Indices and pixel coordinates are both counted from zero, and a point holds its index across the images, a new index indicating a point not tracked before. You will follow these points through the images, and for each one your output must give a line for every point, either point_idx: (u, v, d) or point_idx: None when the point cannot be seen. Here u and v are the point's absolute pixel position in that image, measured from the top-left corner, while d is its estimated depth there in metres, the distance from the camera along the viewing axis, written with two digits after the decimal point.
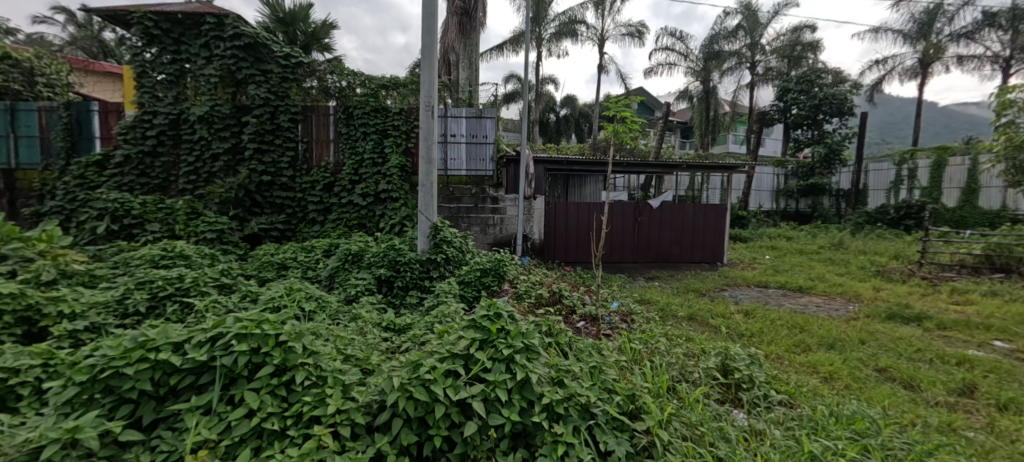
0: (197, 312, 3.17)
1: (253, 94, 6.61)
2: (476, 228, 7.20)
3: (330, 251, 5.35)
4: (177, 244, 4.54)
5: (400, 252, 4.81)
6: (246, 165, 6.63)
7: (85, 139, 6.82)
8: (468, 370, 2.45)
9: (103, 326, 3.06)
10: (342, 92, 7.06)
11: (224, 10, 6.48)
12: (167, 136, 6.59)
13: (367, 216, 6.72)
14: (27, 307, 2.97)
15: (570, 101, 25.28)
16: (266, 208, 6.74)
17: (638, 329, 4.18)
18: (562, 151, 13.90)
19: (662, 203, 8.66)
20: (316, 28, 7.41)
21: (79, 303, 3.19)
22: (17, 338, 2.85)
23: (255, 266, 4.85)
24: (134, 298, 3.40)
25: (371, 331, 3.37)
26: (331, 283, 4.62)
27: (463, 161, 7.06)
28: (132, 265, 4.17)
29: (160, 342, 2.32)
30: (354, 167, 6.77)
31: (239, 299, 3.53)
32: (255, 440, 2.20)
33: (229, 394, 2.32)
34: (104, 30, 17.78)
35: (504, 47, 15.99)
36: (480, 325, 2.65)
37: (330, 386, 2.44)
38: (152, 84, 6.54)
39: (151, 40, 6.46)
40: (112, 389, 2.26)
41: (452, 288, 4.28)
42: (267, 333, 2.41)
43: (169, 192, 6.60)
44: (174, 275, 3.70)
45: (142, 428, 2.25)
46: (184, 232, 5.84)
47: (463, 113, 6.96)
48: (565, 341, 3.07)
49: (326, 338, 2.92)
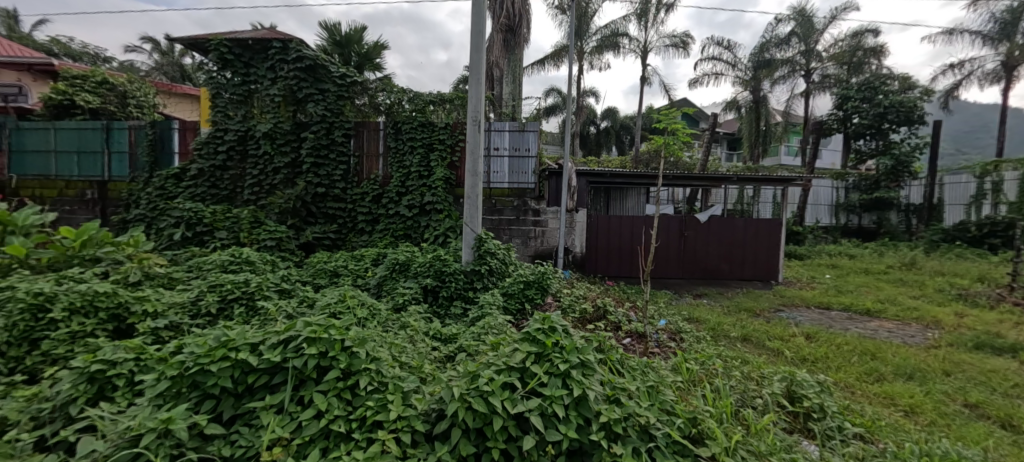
0: (264, 315, 3.38)
1: (311, 112, 7.07)
2: (518, 240, 7.26)
3: (379, 260, 5.57)
4: (244, 251, 4.88)
5: (446, 263, 4.93)
6: (303, 177, 7.05)
7: (165, 154, 7.52)
8: (524, 384, 2.44)
9: (182, 325, 3.33)
10: (390, 108, 7.44)
11: (288, 35, 6.99)
12: (236, 151, 7.15)
13: (412, 227, 6.92)
14: (118, 304, 3.28)
15: (610, 114, 24.98)
16: (320, 218, 7.10)
17: (690, 349, 4.02)
18: (603, 163, 13.73)
19: (710, 217, 8.34)
20: (369, 49, 7.85)
21: (161, 302, 3.51)
22: (109, 332, 3.13)
23: (310, 273, 5.12)
24: (206, 301, 3.69)
25: (421, 340, 3.44)
26: (379, 291, 4.78)
27: (506, 173, 7.15)
28: (205, 270, 4.53)
29: (239, 343, 2.46)
30: (402, 180, 7.02)
31: (298, 305, 3.71)
32: (324, 441, 2.26)
33: (299, 395, 2.41)
34: (186, 56, 19.77)
35: (546, 62, 16.10)
36: (535, 338, 2.63)
37: (391, 392, 2.49)
38: (224, 104, 7.15)
39: (225, 64, 7.08)
40: (197, 384, 2.41)
41: (495, 299, 4.31)
42: (334, 338, 2.48)
43: (235, 202, 7.14)
44: (241, 280, 3.97)
45: (222, 422, 2.36)
46: (248, 240, 6.29)
47: (506, 127, 7.06)
48: (617, 358, 2.95)
49: (383, 344, 2.97)
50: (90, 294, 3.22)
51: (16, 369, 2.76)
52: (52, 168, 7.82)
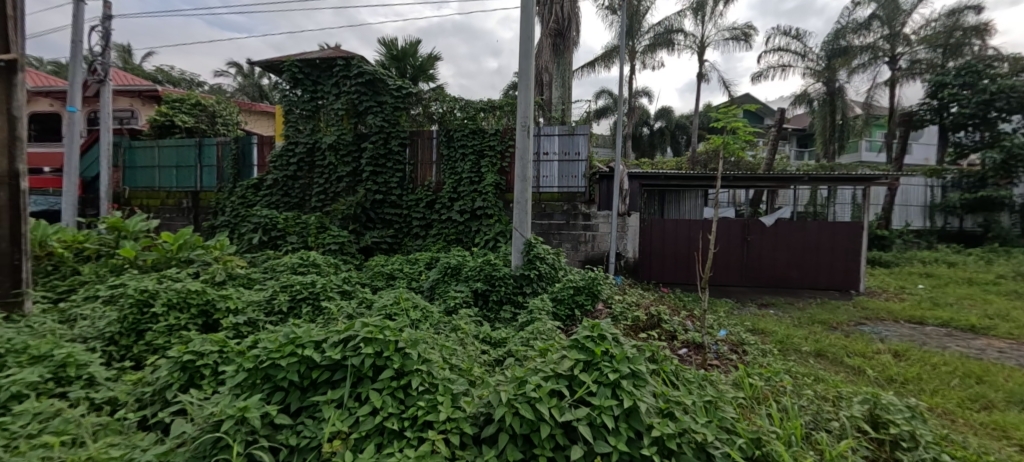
0: (329, 314, 3.62)
1: (370, 123, 7.49)
2: (568, 244, 7.14)
3: (431, 263, 5.76)
4: (311, 255, 5.25)
5: (496, 267, 4.99)
6: (364, 185, 7.49)
7: (246, 166, 8.32)
8: (573, 392, 2.34)
9: (257, 322, 3.66)
10: (443, 117, 7.54)
11: (351, 53, 7.48)
12: (305, 163, 7.75)
13: (464, 232, 7.07)
14: (205, 301, 3.65)
15: (665, 113, 23.79)
16: (378, 224, 7.47)
17: (753, 363, 3.74)
18: (658, 165, 13.15)
19: (777, 220, 7.72)
20: (423, 61, 8.26)
21: (241, 301, 3.87)
22: (199, 326, 3.49)
23: (369, 275, 5.39)
24: (279, 299, 4.02)
25: (471, 344, 3.50)
26: (432, 294, 4.91)
27: (555, 178, 7.13)
28: (278, 271, 4.93)
29: (305, 340, 2.56)
30: (453, 186, 7.20)
31: (358, 305, 3.97)
32: (378, 437, 2.28)
33: (357, 391, 2.45)
34: (263, 77, 21.72)
35: (596, 64, 15.70)
36: (583, 346, 2.55)
37: (442, 393, 2.49)
38: (295, 119, 7.79)
39: (296, 83, 7.73)
40: (269, 377, 2.51)
41: (544, 305, 4.31)
42: (388, 339, 2.54)
43: (304, 209, 7.75)
44: (309, 281, 4.28)
45: (290, 413, 2.44)
46: (315, 244, 6.79)
47: (556, 131, 7.07)
48: (671, 369, 2.80)
49: (434, 346, 3.04)
50: (183, 292, 3.61)
51: (127, 355, 3.19)
52: (157, 181, 8.98)
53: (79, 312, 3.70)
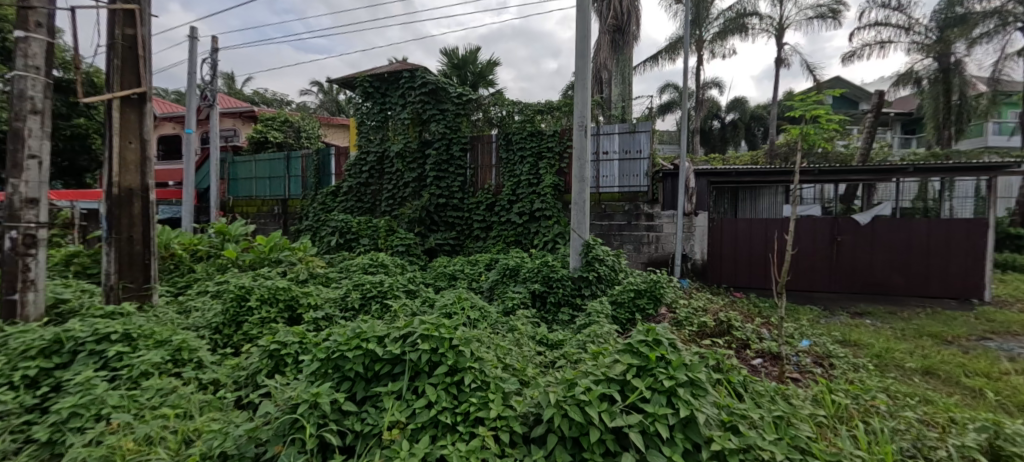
0: (393, 311, 3.88)
1: (433, 130, 7.77)
2: (630, 245, 6.93)
3: (491, 264, 5.91)
4: (380, 256, 5.59)
5: (553, 268, 5.11)
6: (428, 189, 7.76)
7: (325, 175, 9.17)
8: (625, 397, 2.22)
9: (333, 318, 3.98)
10: (502, 121, 7.57)
11: (415, 65, 7.90)
12: (375, 170, 8.32)
13: (523, 233, 7.06)
14: (291, 297, 4.04)
15: (737, 104, 21.65)
16: (441, 226, 7.72)
17: (842, 378, 3.40)
18: (730, 159, 11.95)
19: (874, 218, 6.94)
20: (483, 68, 8.70)
21: (320, 298, 4.21)
22: (286, 320, 3.88)
23: (433, 276, 5.66)
24: (352, 296, 4.33)
25: (527, 344, 3.50)
26: (492, 294, 5.09)
27: (615, 178, 6.99)
28: (351, 271, 5.31)
29: (369, 334, 2.70)
30: (512, 188, 7.23)
31: (422, 304, 4.24)
32: (432, 429, 2.33)
33: (414, 385, 2.52)
34: (339, 93, 23.38)
35: (659, 56, 14.71)
36: (638, 350, 2.40)
37: (493, 391, 2.51)
38: (366, 130, 8.41)
39: (367, 96, 8.35)
40: (338, 367, 2.65)
41: (603, 308, 4.34)
42: (444, 336, 2.62)
43: (375, 213, 8.33)
44: (378, 280, 4.58)
45: (355, 401, 2.54)
46: (385, 245, 7.27)
47: (616, 130, 6.95)
48: (739, 380, 2.58)
49: (489, 345, 3.08)
50: (275, 289, 4.03)
51: (228, 343, 3.62)
52: (254, 191, 10.24)
53: (193, 304, 4.31)
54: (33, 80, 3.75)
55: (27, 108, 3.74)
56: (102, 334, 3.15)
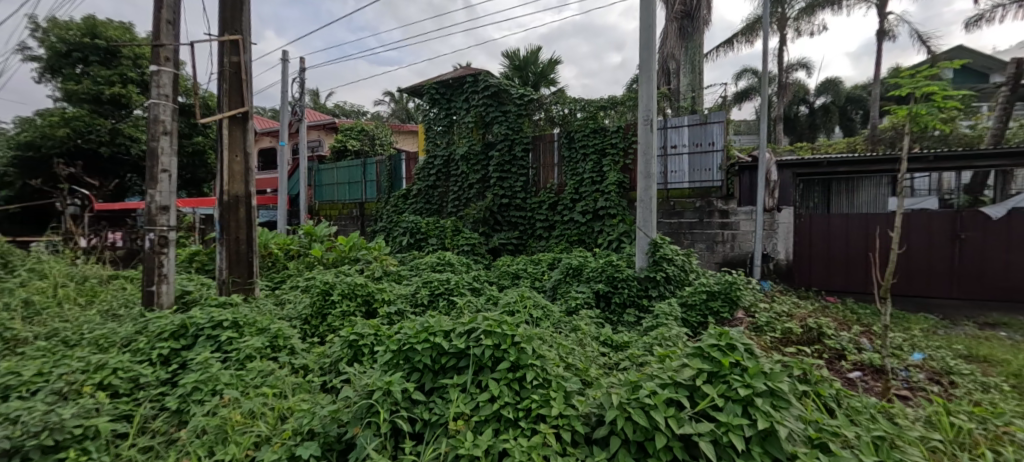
0: (458, 308, 4.03)
1: (497, 132, 7.93)
2: (702, 244, 6.64)
3: (553, 264, 5.99)
4: (447, 255, 5.78)
5: (618, 269, 4.95)
6: (491, 190, 7.92)
7: (397, 179, 9.71)
8: (694, 404, 2.10)
9: (405, 313, 4.15)
10: (564, 119, 7.59)
11: (478, 70, 8.11)
12: (441, 173, 8.65)
13: (587, 233, 6.95)
14: (368, 292, 4.32)
15: (829, 86, 19.62)
16: (505, 226, 7.85)
17: (960, 398, 2.97)
18: (820, 148, 10.73)
19: (1010, 212, 5.95)
20: (544, 67, 9.21)
21: (391, 296, 4.42)
22: (362, 314, 4.14)
23: (496, 275, 5.76)
24: (421, 293, 4.52)
25: (589, 344, 3.43)
26: (555, 294, 5.08)
27: (685, 173, 6.74)
28: (420, 269, 5.55)
29: (436, 329, 2.75)
30: (575, 187, 7.12)
31: (485, 301, 4.34)
32: (495, 423, 2.32)
33: (478, 379, 2.53)
34: (409, 101, 24.45)
35: (736, 40, 13.74)
36: (709, 355, 2.25)
37: (555, 390, 2.47)
38: (433, 135, 8.80)
39: (434, 103, 8.73)
40: (408, 358, 2.72)
41: (672, 311, 4.16)
42: (506, 333, 2.62)
43: (442, 214, 8.66)
44: (444, 278, 4.73)
45: (424, 392, 2.58)
46: (451, 245, 7.53)
47: (685, 122, 6.70)
48: (830, 394, 2.32)
49: (551, 344, 3.05)
50: (356, 287, 4.31)
51: (315, 333, 3.92)
52: (336, 196, 11.08)
53: (287, 297, 4.77)
54: (163, 106, 4.34)
55: (161, 130, 4.33)
56: (217, 321, 3.55)
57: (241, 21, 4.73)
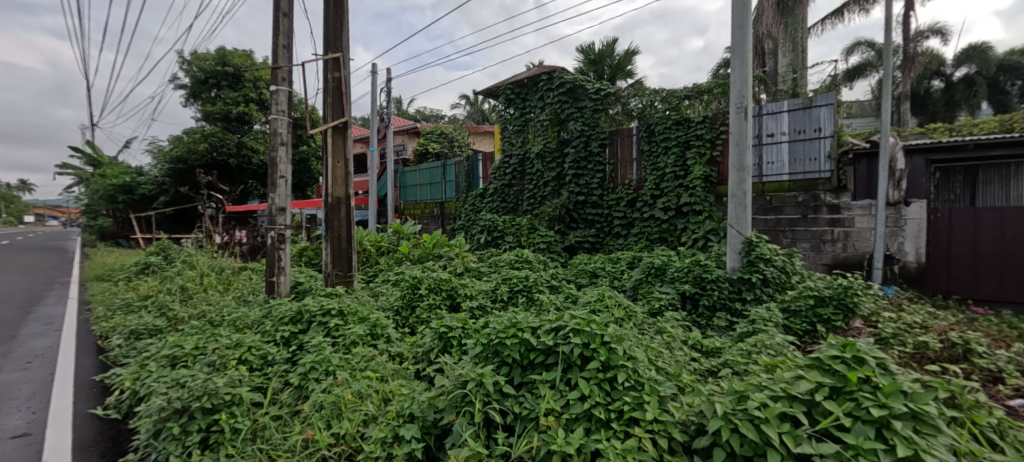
0: (541, 306, 4.10)
1: (572, 129, 7.88)
2: (806, 243, 6.17)
3: (633, 263, 5.86)
4: (525, 253, 5.86)
5: (706, 269, 4.78)
6: (567, 188, 7.93)
7: (474, 179, 10.00)
8: (813, 422, 1.96)
9: (486, 307, 4.36)
10: (643, 112, 7.24)
11: (552, 67, 8.09)
12: (517, 172, 8.78)
13: (669, 230, 6.72)
14: (450, 286, 4.52)
15: (974, 54, 17.30)
16: (581, 223, 7.82)
17: None
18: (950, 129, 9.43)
19: None
20: (620, 59, 9.02)
21: (473, 291, 4.62)
22: (445, 309, 4.32)
23: (573, 273, 5.75)
24: (501, 289, 4.64)
25: (679, 349, 3.33)
26: (635, 294, 4.97)
27: (784, 164, 6.31)
28: (499, 266, 5.70)
29: (523, 325, 2.75)
30: (656, 182, 6.90)
31: (564, 300, 4.35)
32: (586, 422, 2.26)
33: (567, 377, 2.49)
34: (485, 103, 25.05)
35: (851, 9, 12.53)
36: (832, 368, 2.10)
37: (648, 393, 2.37)
38: (508, 135, 8.96)
39: (510, 103, 8.86)
40: (498, 353, 2.75)
41: (772, 317, 3.89)
42: (596, 332, 2.55)
43: (518, 212, 8.79)
44: (523, 276, 4.81)
45: (513, 385, 2.58)
46: (527, 243, 7.63)
47: (785, 107, 6.28)
48: (985, 423, 2.05)
49: (639, 346, 2.96)
50: (441, 281, 4.52)
51: (405, 323, 4.15)
52: (418, 196, 11.63)
53: (381, 290, 5.10)
54: (281, 120, 4.79)
55: (278, 141, 4.78)
56: (326, 309, 3.88)
57: (342, 39, 5.09)
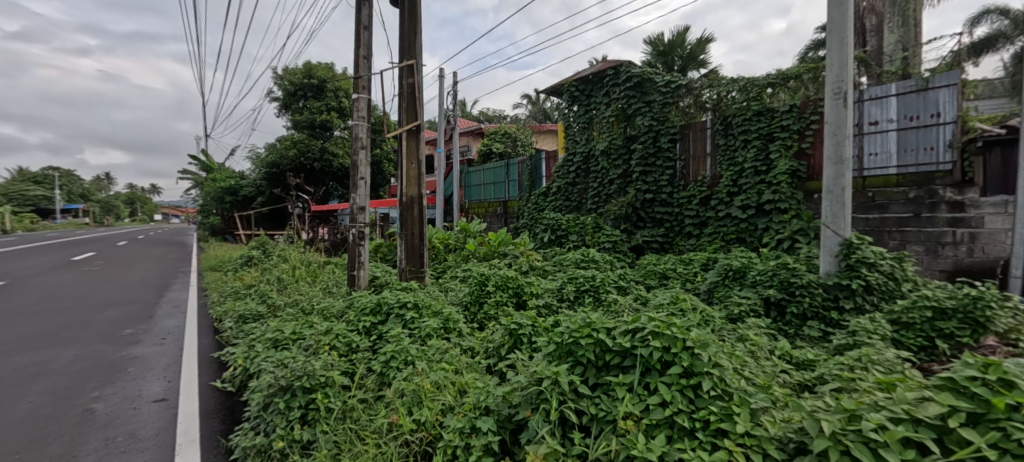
0: (611, 308, 4.01)
1: (639, 124, 7.71)
2: (919, 246, 5.54)
3: (708, 264, 5.63)
4: (591, 252, 5.79)
5: (796, 273, 4.49)
6: (634, 185, 7.77)
7: (537, 177, 10.04)
8: (947, 450, 1.78)
9: (553, 306, 4.38)
10: (717, 103, 6.91)
11: (619, 62, 7.95)
12: (581, 170, 8.70)
13: (748, 230, 6.38)
14: (516, 284, 4.60)
15: None
16: (649, 222, 7.61)
17: None
18: None
19: None
20: (692, 49, 8.72)
21: (539, 289, 4.66)
22: (511, 305, 4.40)
23: (641, 274, 5.63)
24: (567, 289, 4.63)
25: (769, 360, 3.14)
26: (710, 297, 4.81)
27: (891, 156, 5.75)
28: (564, 265, 5.69)
29: (598, 325, 2.70)
30: (733, 178, 6.59)
31: (635, 302, 4.26)
32: (668, 429, 2.20)
33: (645, 381, 2.41)
34: (548, 101, 25.11)
35: None
36: (969, 391, 1.89)
37: (738, 404, 2.26)
38: (572, 133, 8.91)
39: (574, 100, 8.83)
40: (572, 352, 2.71)
41: (878, 329, 3.56)
42: (677, 336, 2.45)
43: (581, 210, 8.71)
44: (590, 275, 4.76)
45: (588, 386, 2.54)
46: (591, 242, 7.55)
47: (893, 90, 5.73)
48: None
49: (724, 353, 2.83)
50: (508, 278, 4.60)
51: (474, 319, 4.25)
52: (482, 195, 11.87)
53: (450, 285, 5.24)
54: (360, 126, 5.07)
55: (359, 145, 5.06)
56: (403, 301, 4.06)
57: (417, 48, 5.31)
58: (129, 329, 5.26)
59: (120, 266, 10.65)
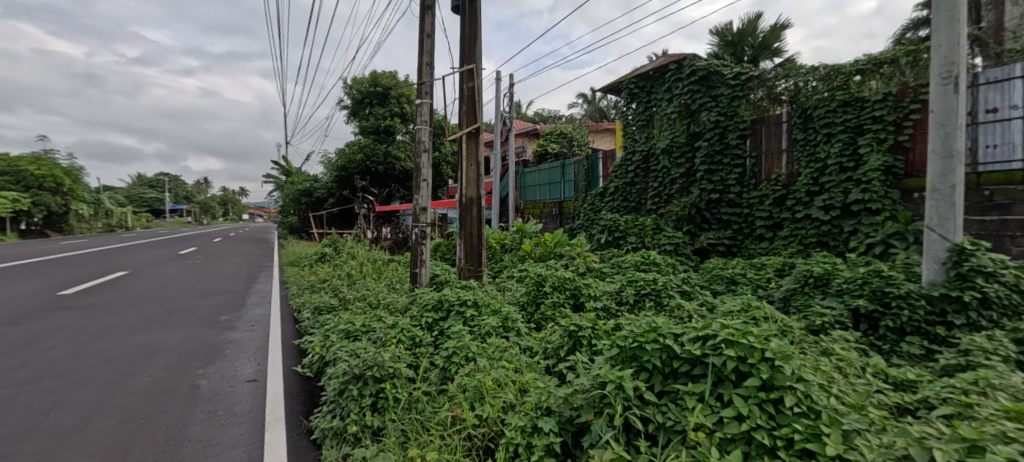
0: (677, 312, 3.87)
1: (705, 120, 7.41)
2: None
3: (782, 270, 5.31)
4: (652, 254, 5.63)
5: (893, 281, 4.13)
6: (698, 185, 7.49)
7: (594, 177, 9.91)
8: None
9: (611, 310, 4.33)
10: (794, 94, 6.52)
11: (683, 55, 7.69)
12: (641, 169, 8.49)
13: (830, 233, 5.97)
14: (574, 286, 4.54)
15: None
16: (715, 224, 7.32)
17: None
18: None
19: None
20: (764, 37, 8.28)
21: (597, 292, 4.59)
22: (569, 306, 4.36)
23: (707, 279, 5.43)
24: (627, 292, 4.54)
25: (862, 379, 2.90)
26: (787, 305, 4.53)
27: (1016, 147, 4.99)
28: (624, 267, 5.56)
29: (665, 330, 2.61)
30: (812, 175, 6.19)
31: (703, 308, 4.10)
32: (745, 445, 2.10)
33: (718, 392, 2.30)
34: (603, 100, 24.78)
35: None
36: None
37: (827, 424, 2.10)
38: (631, 131, 8.71)
39: (634, 97, 8.64)
40: (637, 357, 2.63)
41: (999, 349, 3.16)
42: (754, 345, 2.31)
43: (640, 211, 8.50)
44: (651, 278, 4.63)
45: (654, 393, 2.46)
46: (651, 244, 7.33)
47: (1016, 72, 4.97)
48: None
49: (809, 367, 2.63)
50: (563, 281, 4.56)
51: (532, 319, 4.25)
52: (537, 196, 11.88)
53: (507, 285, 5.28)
54: (423, 130, 5.21)
55: (422, 148, 5.21)
56: (463, 299, 4.12)
57: (477, 52, 5.39)
58: (225, 316, 5.72)
59: (215, 260, 11.64)
